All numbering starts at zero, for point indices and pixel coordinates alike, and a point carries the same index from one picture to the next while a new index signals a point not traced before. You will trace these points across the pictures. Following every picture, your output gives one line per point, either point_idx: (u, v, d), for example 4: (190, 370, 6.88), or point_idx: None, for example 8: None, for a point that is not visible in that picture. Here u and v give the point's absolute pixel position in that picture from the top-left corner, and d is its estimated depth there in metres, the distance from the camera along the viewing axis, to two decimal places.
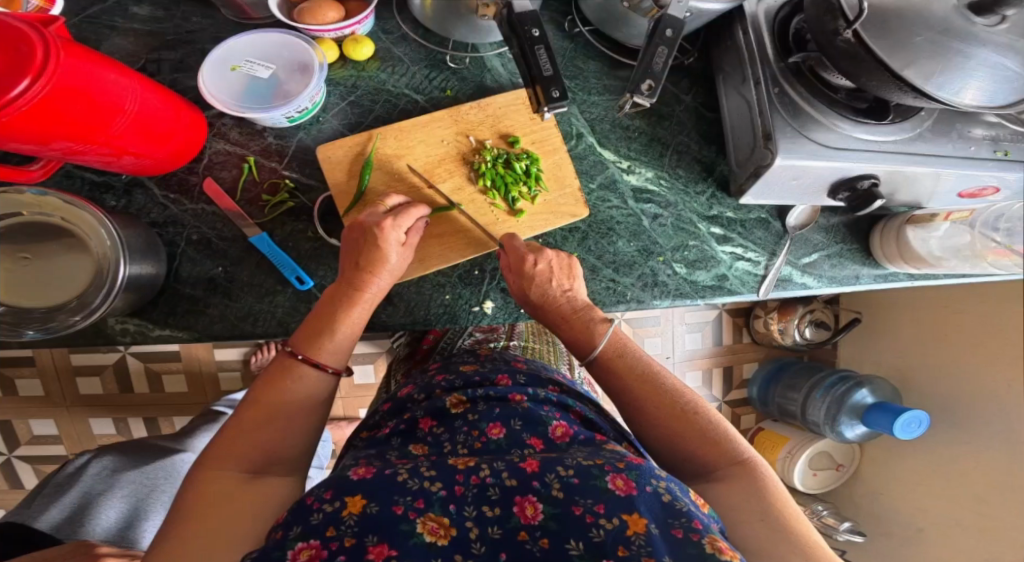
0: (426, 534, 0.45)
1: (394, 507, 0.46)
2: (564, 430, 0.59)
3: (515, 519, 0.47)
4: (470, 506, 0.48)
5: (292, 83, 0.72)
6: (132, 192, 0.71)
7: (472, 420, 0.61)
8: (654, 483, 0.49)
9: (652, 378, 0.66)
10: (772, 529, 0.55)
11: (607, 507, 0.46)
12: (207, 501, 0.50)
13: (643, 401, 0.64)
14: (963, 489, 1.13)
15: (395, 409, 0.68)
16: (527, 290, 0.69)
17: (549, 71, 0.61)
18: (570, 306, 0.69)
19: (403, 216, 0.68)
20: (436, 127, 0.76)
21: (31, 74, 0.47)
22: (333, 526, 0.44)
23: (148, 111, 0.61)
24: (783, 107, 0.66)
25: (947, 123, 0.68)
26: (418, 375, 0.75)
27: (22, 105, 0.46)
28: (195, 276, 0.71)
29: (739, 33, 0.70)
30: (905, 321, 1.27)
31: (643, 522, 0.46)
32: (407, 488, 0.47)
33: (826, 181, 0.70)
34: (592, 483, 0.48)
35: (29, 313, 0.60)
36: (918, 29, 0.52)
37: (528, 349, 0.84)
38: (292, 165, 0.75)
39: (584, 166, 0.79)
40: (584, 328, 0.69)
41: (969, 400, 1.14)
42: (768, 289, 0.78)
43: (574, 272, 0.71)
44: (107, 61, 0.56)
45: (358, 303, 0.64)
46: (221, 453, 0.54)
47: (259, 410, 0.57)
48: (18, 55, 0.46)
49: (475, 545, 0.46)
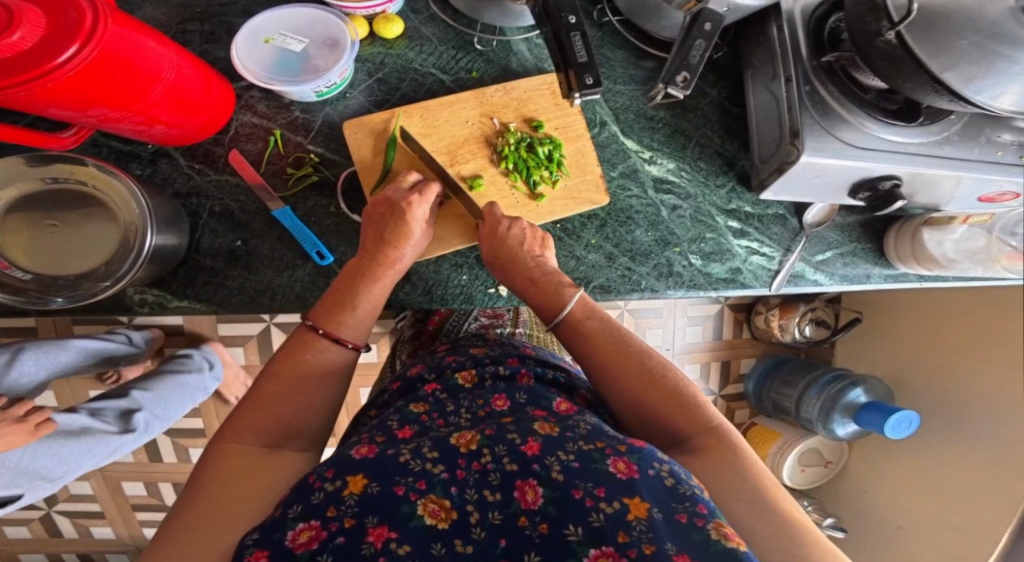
0: (427, 517, 0.46)
1: (395, 487, 0.47)
2: (569, 405, 0.60)
3: (516, 504, 0.48)
4: (471, 489, 0.49)
5: (321, 58, 0.72)
6: (157, 162, 0.71)
7: (478, 394, 0.63)
8: (656, 467, 0.49)
9: (625, 345, 0.65)
10: (750, 503, 0.52)
11: (607, 492, 0.47)
12: (226, 475, 0.51)
13: (612, 369, 0.64)
14: (946, 490, 1.16)
15: (405, 388, 0.68)
16: (503, 252, 0.70)
17: (585, 58, 0.62)
18: (539, 272, 0.70)
19: (427, 191, 0.70)
20: (460, 108, 0.76)
21: (80, 40, 0.46)
22: (333, 506, 0.45)
23: (183, 80, 0.61)
24: (813, 106, 0.67)
25: (975, 127, 0.69)
26: (428, 355, 0.75)
27: (69, 69, 0.46)
28: (215, 248, 0.71)
29: (774, 29, 0.71)
30: (903, 324, 1.29)
31: (644, 506, 0.46)
32: (408, 469, 0.49)
33: (849, 180, 0.71)
34: (592, 467, 0.49)
35: (58, 281, 0.61)
36: (964, 33, 0.53)
37: (532, 337, 0.86)
38: (318, 140, 0.75)
39: (606, 154, 0.79)
40: (552, 293, 0.70)
41: (961, 402, 1.16)
42: (780, 285, 0.80)
43: (546, 243, 0.73)
44: (149, 29, 0.55)
45: (380, 278, 0.66)
46: (243, 426, 0.54)
47: (278, 382, 0.58)
48: (69, 22, 0.47)
49: (475, 530, 0.46)
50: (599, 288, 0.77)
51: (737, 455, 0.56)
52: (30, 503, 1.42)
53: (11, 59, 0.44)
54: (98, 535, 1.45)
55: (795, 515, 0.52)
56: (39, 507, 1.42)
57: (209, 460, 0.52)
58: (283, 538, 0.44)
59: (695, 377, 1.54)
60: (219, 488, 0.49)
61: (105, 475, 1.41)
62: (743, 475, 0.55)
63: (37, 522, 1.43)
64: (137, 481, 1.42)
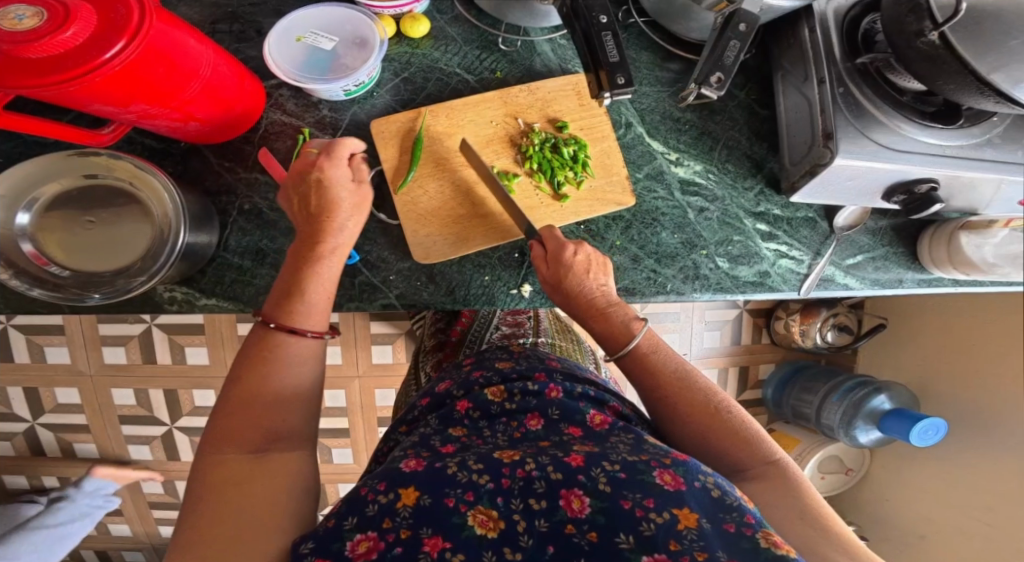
0: (477, 526, 0.46)
1: (446, 499, 0.47)
2: (603, 418, 0.62)
3: (562, 512, 0.48)
4: (517, 499, 0.49)
5: (349, 57, 0.71)
6: (189, 160, 0.71)
7: (511, 412, 0.64)
8: (702, 479, 0.50)
9: (688, 375, 0.66)
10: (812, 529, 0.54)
11: (657, 502, 0.47)
12: (216, 485, 0.51)
13: (674, 398, 0.64)
14: (975, 499, 1.14)
15: (435, 404, 0.68)
16: (563, 283, 0.69)
17: (615, 57, 0.61)
18: (603, 299, 0.70)
19: (339, 149, 0.67)
20: (486, 108, 0.76)
21: (126, 36, 0.46)
22: (388, 518, 0.46)
23: (218, 77, 0.60)
24: (848, 107, 0.66)
25: (1018, 129, 0.67)
26: (455, 370, 0.76)
27: (116, 65, 0.46)
28: (243, 247, 0.71)
29: (805, 31, 0.70)
30: (932, 330, 1.26)
31: (694, 517, 0.47)
32: (456, 480, 0.49)
33: (883, 183, 0.70)
34: (639, 477, 0.49)
35: (96, 277, 0.61)
36: (1014, 32, 0.52)
37: (555, 346, 0.88)
38: (346, 139, 0.75)
39: (632, 155, 0.78)
40: (619, 325, 0.69)
41: (992, 411, 1.14)
42: (810, 288, 0.79)
43: (608, 270, 0.72)
44: (187, 26, 0.55)
45: (325, 259, 0.64)
46: (224, 434, 0.55)
47: (243, 390, 0.57)
48: (116, 17, 0.46)
49: (522, 537, 0.47)
50: (624, 291, 0.76)
51: (797, 484, 0.58)
52: None
53: (62, 57, 0.44)
54: (115, 533, 1.46)
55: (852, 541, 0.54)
56: None
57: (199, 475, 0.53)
58: (341, 550, 0.44)
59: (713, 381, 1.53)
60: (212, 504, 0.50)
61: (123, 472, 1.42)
62: (801, 502, 0.56)
63: None
64: (153, 480, 1.43)
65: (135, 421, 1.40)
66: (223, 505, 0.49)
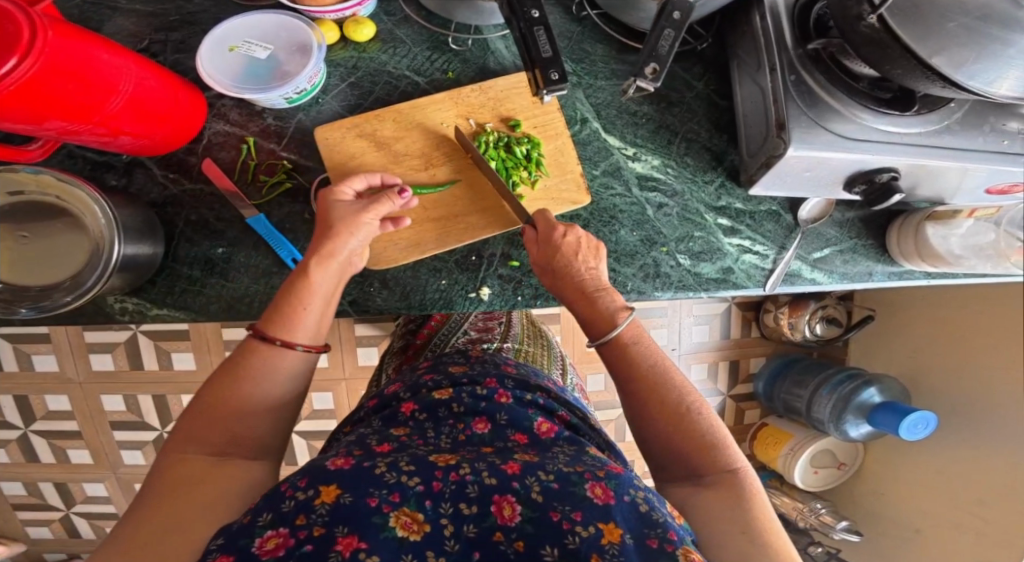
0: (399, 528, 0.43)
1: (369, 499, 0.44)
2: (550, 426, 0.60)
3: (491, 518, 0.46)
4: (446, 503, 0.46)
5: (291, 63, 0.71)
6: (132, 172, 0.73)
7: (457, 414, 0.61)
8: (632, 493, 0.48)
9: (661, 370, 0.63)
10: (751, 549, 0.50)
11: (584, 515, 0.45)
12: (171, 484, 0.49)
13: (643, 392, 0.62)
14: (966, 493, 1.11)
15: (381, 405, 0.67)
16: (549, 262, 0.67)
17: (548, 53, 0.59)
18: (592, 283, 0.67)
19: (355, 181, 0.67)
20: (435, 110, 0.75)
21: (19, 53, 0.48)
22: (303, 514, 0.42)
23: (144, 90, 0.62)
24: (800, 96, 0.64)
25: (978, 115, 0.65)
26: (408, 373, 0.74)
27: (10, 83, 0.48)
28: (193, 257, 0.73)
29: (756, 18, 0.68)
30: (921, 321, 1.23)
31: (618, 532, 0.45)
32: (383, 481, 0.46)
33: (843, 173, 0.67)
34: (571, 489, 0.47)
35: (27, 291, 0.62)
36: (951, 15, 0.49)
37: (520, 351, 0.86)
38: (291, 147, 0.75)
39: (588, 152, 0.76)
40: (601, 310, 0.66)
41: (983, 402, 1.10)
42: (774, 284, 0.77)
43: (600, 253, 0.69)
44: (100, 40, 0.57)
45: (322, 265, 0.61)
46: (187, 433, 0.53)
47: (217, 392, 0.55)
48: (7, 34, 0.48)
49: (448, 542, 0.45)
50: None
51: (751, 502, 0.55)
52: (48, 505, 1.46)
53: None
54: None
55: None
56: (57, 509, 1.46)
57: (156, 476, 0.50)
58: (249, 545, 0.41)
59: (703, 377, 1.50)
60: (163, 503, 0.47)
61: (117, 477, 1.44)
62: (751, 518, 0.53)
63: (55, 523, 1.47)
64: None
65: (126, 426, 1.41)
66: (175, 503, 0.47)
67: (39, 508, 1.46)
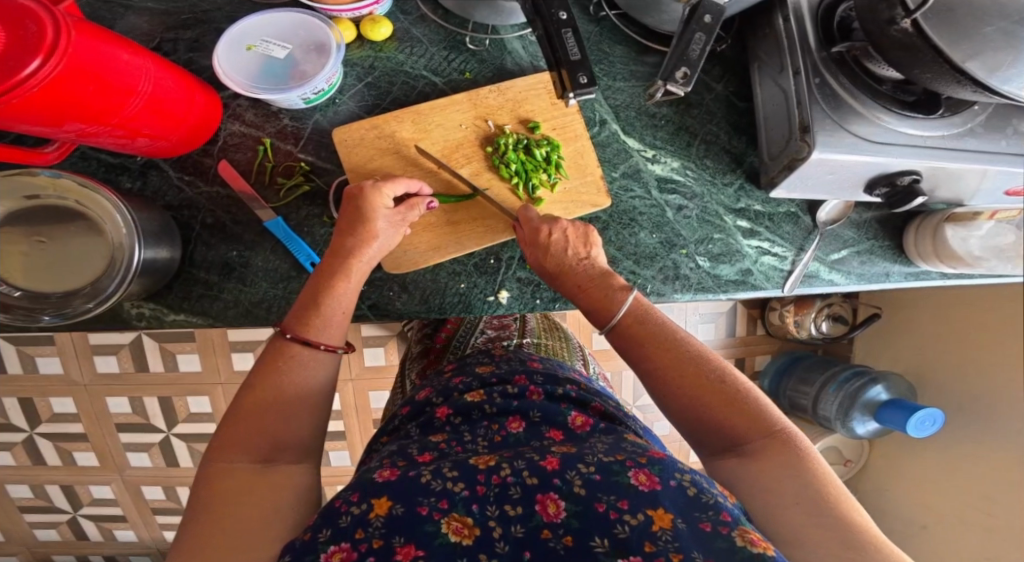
0: (451, 534, 0.45)
1: (418, 508, 0.45)
2: (584, 420, 0.60)
3: (537, 517, 0.46)
4: (493, 505, 0.47)
5: (308, 63, 0.70)
6: (147, 174, 0.73)
7: (490, 415, 0.61)
8: (678, 477, 0.48)
9: (675, 344, 0.61)
10: (810, 516, 0.49)
11: (630, 503, 0.46)
12: (221, 495, 0.51)
13: (662, 370, 0.60)
14: (972, 490, 1.12)
15: (414, 412, 0.67)
16: (546, 258, 0.67)
17: (577, 55, 0.59)
18: (586, 273, 0.67)
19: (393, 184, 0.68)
20: (454, 111, 0.74)
21: (42, 53, 0.48)
22: (361, 528, 0.44)
23: (162, 91, 0.62)
24: (824, 99, 0.64)
25: (1000, 118, 0.65)
26: (435, 377, 0.74)
27: (33, 85, 0.48)
28: (210, 261, 0.72)
29: (779, 20, 0.68)
30: (926, 318, 1.24)
31: (668, 517, 0.45)
32: (430, 489, 0.47)
33: (865, 176, 0.68)
34: (614, 479, 0.47)
35: (47, 297, 0.61)
36: (989, 19, 0.50)
37: (541, 346, 0.86)
38: (308, 148, 0.75)
39: (607, 153, 0.76)
40: (602, 297, 0.66)
41: (989, 399, 1.11)
42: (793, 286, 0.77)
43: (591, 240, 0.69)
44: (120, 40, 0.57)
45: (350, 273, 0.65)
46: (229, 443, 0.54)
47: (256, 397, 0.57)
48: (29, 35, 0.48)
49: (498, 544, 0.45)
50: None
51: (799, 456, 0.53)
52: (54, 508, 1.45)
53: None
54: (121, 538, 1.48)
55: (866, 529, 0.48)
56: (63, 512, 1.45)
57: (201, 483, 0.52)
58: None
59: None
60: (214, 508, 0.49)
61: (124, 479, 1.43)
62: (799, 479, 0.51)
63: (62, 526, 1.46)
64: (154, 486, 1.44)
65: (132, 428, 1.40)
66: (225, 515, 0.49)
67: (43, 511, 1.45)
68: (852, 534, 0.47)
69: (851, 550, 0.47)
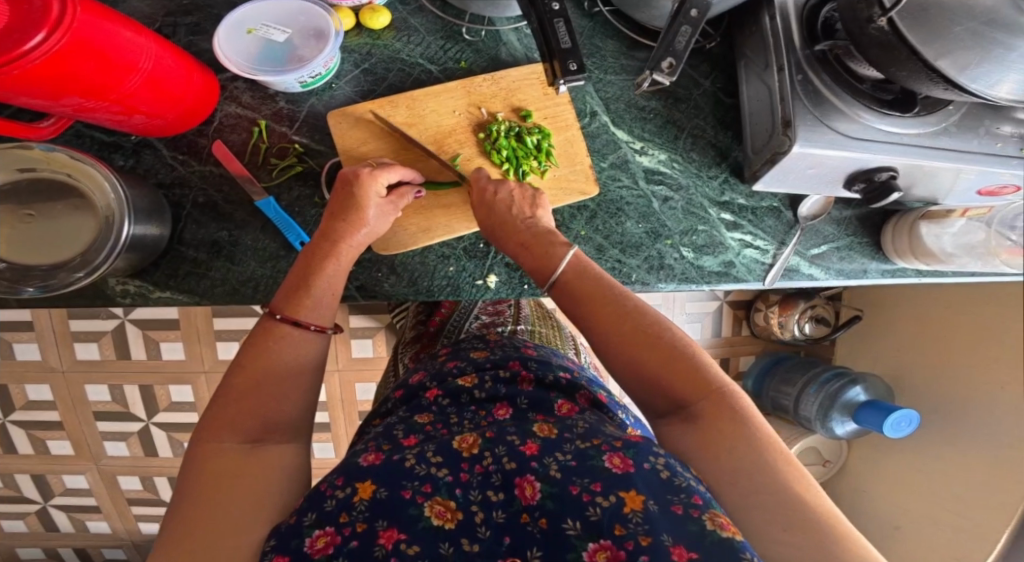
0: (433, 518, 0.46)
1: (402, 491, 0.47)
2: (570, 408, 0.61)
3: (516, 501, 0.47)
4: (475, 491, 0.48)
5: (306, 48, 0.72)
6: (140, 153, 0.74)
7: (479, 401, 0.63)
8: (652, 460, 0.48)
9: (620, 302, 0.61)
10: (752, 482, 0.49)
11: (604, 486, 0.46)
12: (211, 477, 0.50)
13: (605, 328, 0.60)
14: (943, 490, 1.15)
15: (408, 396, 0.68)
16: (492, 218, 0.69)
17: (567, 44, 0.61)
18: (530, 231, 0.68)
19: (388, 171, 0.69)
20: (447, 98, 0.76)
21: (47, 27, 0.49)
22: (345, 512, 0.46)
23: (162, 70, 0.63)
24: (806, 95, 0.66)
25: (974, 118, 0.67)
26: (429, 361, 0.76)
27: (36, 57, 0.49)
28: (198, 239, 0.73)
29: (766, 19, 0.70)
30: (904, 321, 1.26)
31: (640, 499, 0.45)
32: (413, 473, 0.48)
33: (844, 172, 0.70)
34: (590, 463, 0.48)
35: (33, 270, 0.62)
36: (959, 19, 0.51)
37: (535, 333, 0.88)
38: (303, 130, 0.76)
39: (596, 144, 0.78)
40: (544, 254, 0.66)
41: (961, 401, 1.14)
42: (774, 279, 0.79)
43: (539, 203, 0.71)
44: (125, 20, 0.58)
45: (339, 255, 0.66)
46: (217, 424, 0.54)
47: (246, 379, 0.57)
48: (34, 10, 0.49)
49: (480, 528, 0.46)
50: None
51: (739, 414, 0.53)
52: (27, 496, 1.43)
53: None
54: (95, 529, 1.46)
55: (808, 497, 0.48)
56: (37, 500, 1.43)
57: (189, 464, 0.52)
58: (300, 546, 0.44)
59: None
60: (204, 489, 0.49)
61: (100, 468, 1.42)
62: (742, 445, 0.51)
63: (33, 516, 1.45)
64: (131, 476, 1.42)
65: (111, 416, 1.39)
66: (214, 493, 0.49)
67: (16, 499, 1.43)
68: (784, 496, 0.48)
69: (781, 517, 0.47)
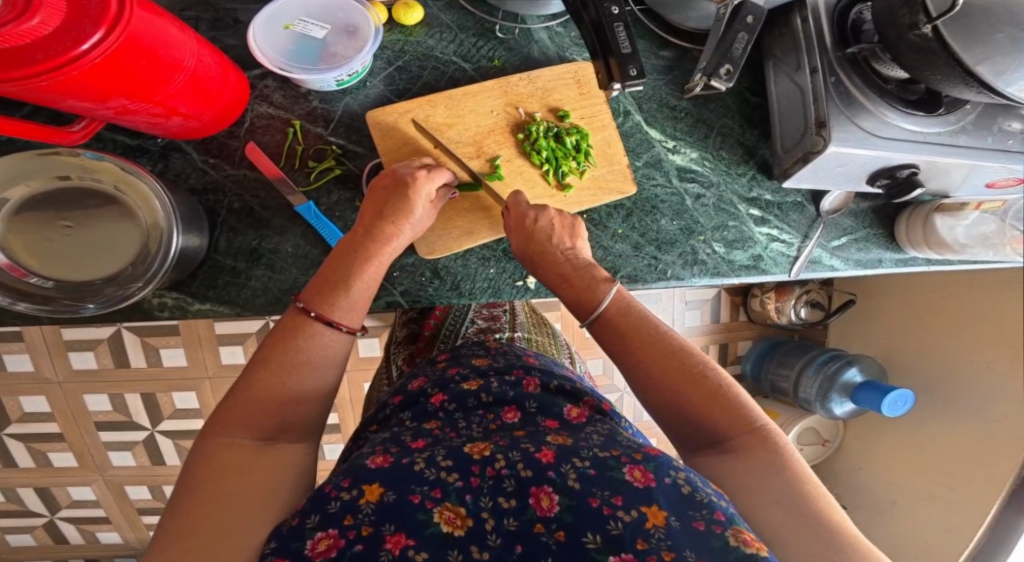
0: (443, 524, 0.44)
1: (411, 496, 0.44)
2: (580, 412, 0.61)
3: (530, 511, 0.46)
4: (486, 497, 0.46)
5: (340, 45, 0.72)
6: (169, 157, 0.72)
7: (486, 404, 0.63)
8: (673, 475, 0.47)
9: (659, 337, 0.63)
10: (791, 516, 0.50)
11: (625, 500, 0.45)
12: (225, 468, 0.50)
13: (641, 360, 0.62)
14: (937, 464, 1.22)
15: (409, 401, 0.67)
16: (531, 246, 0.69)
17: (628, 48, 0.65)
18: (570, 264, 0.69)
19: (437, 172, 0.70)
20: (486, 97, 0.76)
21: (105, 26, 0.49)
22: (350, 514, 0.43)
23: (202, 69, 0.63)
24: (839, 97, 0.69)
25: (988, 117, 0.72)
26: (429, 367, 0.75)
27: (93, 57, 0.48)
28: (236, 247, 0.72)
29: (797, 20, 0.73)
30: (895, 304, 1.33)
31: (662, 515, 0.44)
32: (423, 477, 0.46)
33: (870, 169, 0.74)
34: (609, 475, 0.47)
35: (84, 286, 0.60)
36: (1000, 26, 0.55)
37: (531, 341, 0.89)
38: (338, 131, 0.76)
39: (631, 144, 0.80)
40: (585, 286, 0.68)
41: (950, 379, 1.22)
42: (800, 270, 0.82)
43: (576, 232, 0.72)
44: (170, 17, 0.57)
45: (380, 257, 0.66)
46: (232, 417, 0.54)
47: (267, 371, 0.57)
48: (92, 6, 0.49)
49: (490, 537, 0.44)
50: (627, 278, 0.77)
51: (780, 455, 0.55)
52: (30, 511, 1.39)
53: (33, 48, 0.46)
54: (103, 541, 1.42)
55: (842, 526, 0.50)
56: (40, 515, 1.39)
57: (196, 455, 0.51)
58: (300, 548, 0.42)
59: None
60: (212, 482, 0.48)
61: (106, 479, 1.38)
62: (782, 477, 0.53)
63: (37, 530, 1.40)
64: (139, 485, 1.39)
65: (113, 426, 1.35)
66: (217, 488, 0.48)
67: (16, 514, 1.39)
68: (822, 532, 0.49)
69: (825, 546, 0.49)
